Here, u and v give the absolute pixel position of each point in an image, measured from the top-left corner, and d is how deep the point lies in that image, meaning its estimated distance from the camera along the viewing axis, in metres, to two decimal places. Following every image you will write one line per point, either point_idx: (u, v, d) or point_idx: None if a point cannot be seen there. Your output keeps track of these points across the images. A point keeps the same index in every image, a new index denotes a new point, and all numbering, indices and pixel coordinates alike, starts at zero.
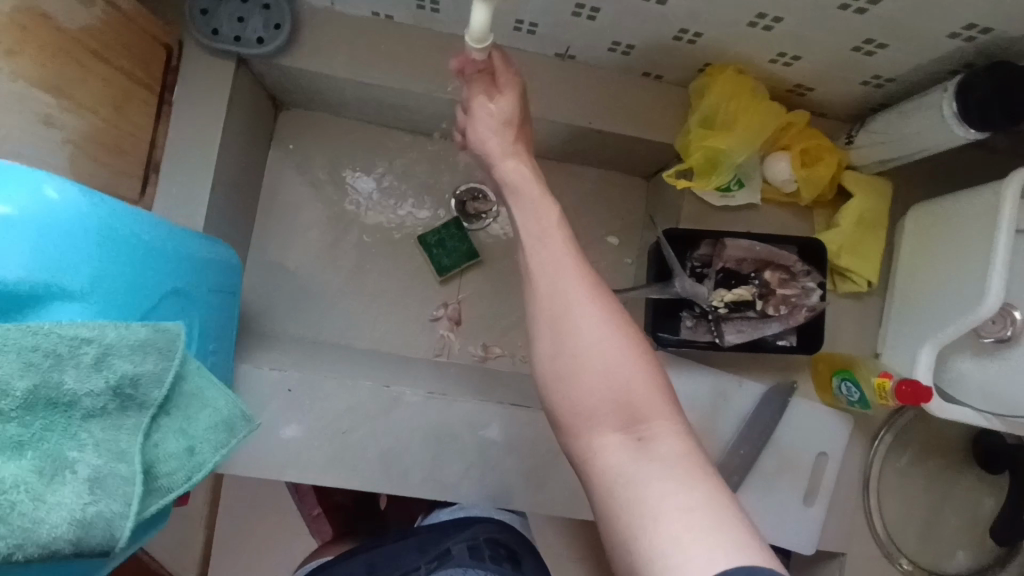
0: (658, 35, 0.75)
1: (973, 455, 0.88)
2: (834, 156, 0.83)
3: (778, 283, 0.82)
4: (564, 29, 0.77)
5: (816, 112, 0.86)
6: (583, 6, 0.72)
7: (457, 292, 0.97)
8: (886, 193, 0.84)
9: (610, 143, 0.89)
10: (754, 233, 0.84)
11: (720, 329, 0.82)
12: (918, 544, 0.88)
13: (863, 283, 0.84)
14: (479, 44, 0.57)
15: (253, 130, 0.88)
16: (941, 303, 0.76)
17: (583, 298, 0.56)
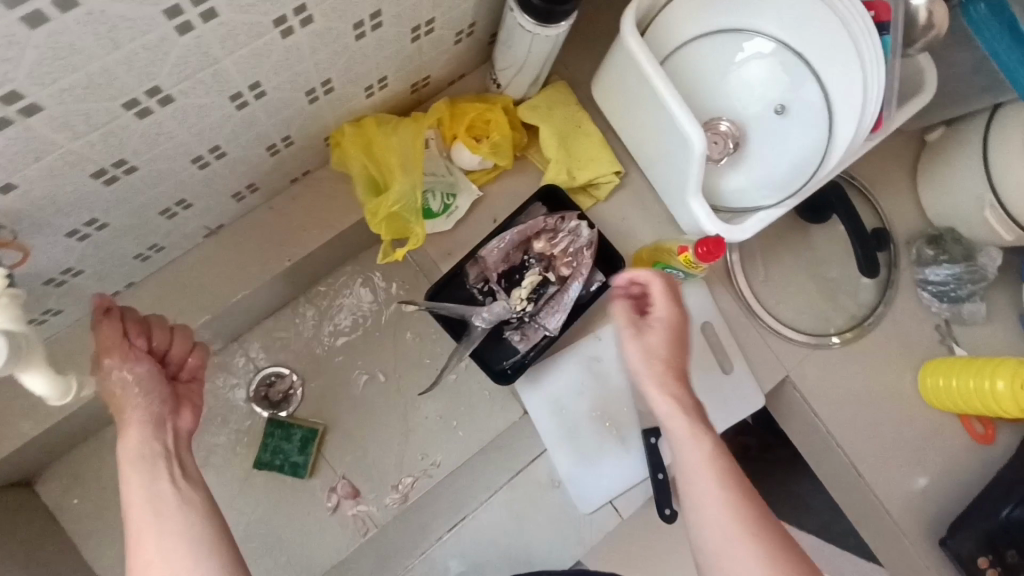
0: (258, 162, 0.69)
1: (800, 214, 0.93)
2: (497, 108, 0.80)
3: (551, 245, 0.78)
4: (178, 228, 0.69)
5: (452, 81, 0.82)
6: (169, 208, 0.65)
7: (334, 470, 0.88)
8: (563, 95, 0.83)
9: (326, 253, 0.82)
10: (498, 223, 0.80)
11: (542, 321, 0.77)
12: (827, 310, 0.93)
13: (613, 176, 0.83)
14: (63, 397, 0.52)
15: (32, 534, 0.73)
16: (667, 154, 0.76)
17: (740, 549, 0.52)
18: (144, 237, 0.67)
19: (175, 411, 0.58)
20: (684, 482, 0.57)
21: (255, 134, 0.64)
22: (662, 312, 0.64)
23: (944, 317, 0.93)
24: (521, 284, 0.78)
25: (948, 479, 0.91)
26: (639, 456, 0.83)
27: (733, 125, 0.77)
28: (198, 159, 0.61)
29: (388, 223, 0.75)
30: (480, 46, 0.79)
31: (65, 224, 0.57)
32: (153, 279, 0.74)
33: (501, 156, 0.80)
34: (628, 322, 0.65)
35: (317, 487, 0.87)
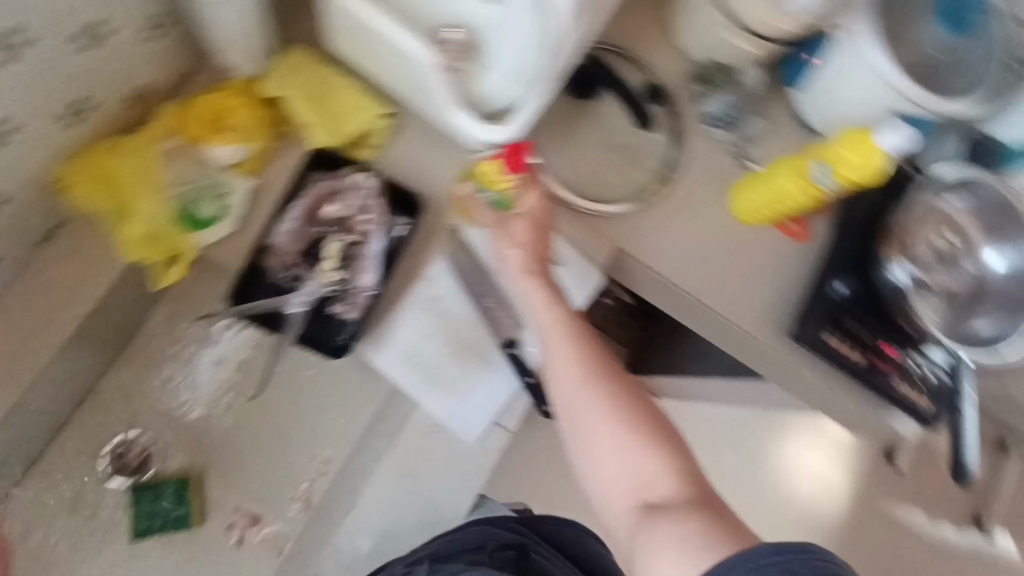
0: None
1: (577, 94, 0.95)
2: (231, 91, 0.76)
3: (339, 207, 0.76)
4: None
5: (180, 80, 0.77)
6: None
7: (225, 506, 0.85)
8: (298, 55, 0.78)
9: (114, 300, 0.76)
10: (278, 204, 0.76)
11: (359, 283, 0.76)
12: (630, 173, 0.97)
13: (382, 119, 0.79)
14: None
15: None
16: (413, 80, 0.74)
17: (590, 398, 0.65)
18: None
19: None
20: (546, 346, 0.70)
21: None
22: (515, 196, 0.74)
23: (735, 144, 0.99)
24: (325, 256, 0.76)
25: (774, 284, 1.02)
26: (509, 372, 0.86)
27: (464, 33, 0.73)
28: None
29: (149, 249, 0.73)
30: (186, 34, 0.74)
31: None
32: None
33: (255, 136, 0.75)
34: (494, 217, 0.75)
35: (214, 528, 0.84)
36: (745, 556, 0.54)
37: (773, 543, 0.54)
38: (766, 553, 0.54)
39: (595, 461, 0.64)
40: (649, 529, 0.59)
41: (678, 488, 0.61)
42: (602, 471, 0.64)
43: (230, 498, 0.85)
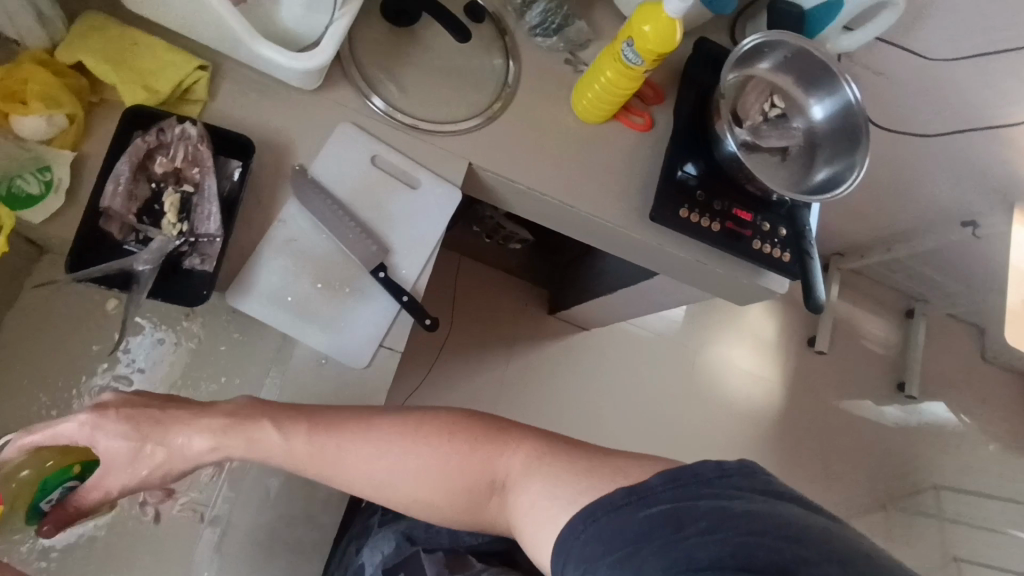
0: None
1: (403, 26, 0.98)
2: (26, 63, 0.75)
3: (169, 162, 0.78)
4: None
5: None
6: None
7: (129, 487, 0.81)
8: (95, 23, 0.79)
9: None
10: (102, 166, 0.75)
11: (206, 231, 0.77)
12: (476, 89, 1.00)
13: (196, 70, 0.81)
14: None
15: None
16: (210, 21, 0.76)
17: (359, 462, 0.74)
18: None
19: None
20: (280, 459, 0.75)
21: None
22: (126, 453, 0.74)
23: (566, 50, 1.05)
24: (165, 212, 0.77)
25: None
26: (381, 296, 0.88)
27: None
28: None
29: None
30: None
31: None
32: None
33: (63, 103, 0.75)
34: (130, 464, 0.74)
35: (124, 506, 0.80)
36: (592, 513, 0.62)
37: (626, 487, 0.62)
38: (622, 500, 0.61)
39: (439, 509, 0.75)
40: (518, 500, 0.70)
41: (484, 459, 0.73)
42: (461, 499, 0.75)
43: None
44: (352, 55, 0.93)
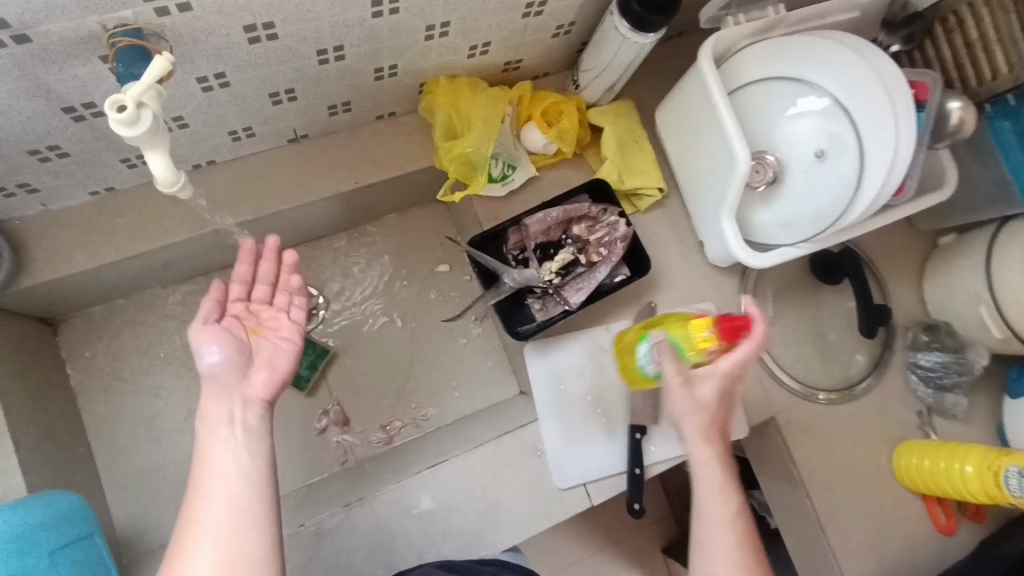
0: (88, 128, 0.73)
1: (606, 101, 1.00)
2: (459, 93, 0.91)
3: (535, 231, 0.95)
4: (20, 172, 0.76)
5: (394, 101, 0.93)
6: (40, 150, 0.74)
7: (328, 396, 1.05)
8: (458, 87, 0.91)
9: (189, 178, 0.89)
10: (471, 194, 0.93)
11: (562, 295, 0.93)
12: (655, 175, 1.01)
13: (416, 89, 0.91)
14: (171, 180, 0.58)
15: None
16: (431, 48, 0.83)
17: (724, 493, 0.80)
18: None
19: (246, 381, 0.68)
20: (712, 487, 0.80)
21: (21, 87, 0.62)
22: (214, 443, 0.64)
23: None
24: (553, 258, 0.95)
25: (756, 287, 1.07)
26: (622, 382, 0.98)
27: None
28: (126, 162, 0.82)
29: (454, 171, 0.90)
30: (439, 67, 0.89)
31: None
32: (33, 221, 0.86)
33: (314, 89, 0.82)
34: (231, 414, 0.66)
35: (312, 409, 1.04)
36: None
37: None
38: None
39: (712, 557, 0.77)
40: None
41: (741, 537, 0.78)
42: (706, 533, 0.79)
43: (336, 394, 1.06)
44: (557, 110, 0.97)
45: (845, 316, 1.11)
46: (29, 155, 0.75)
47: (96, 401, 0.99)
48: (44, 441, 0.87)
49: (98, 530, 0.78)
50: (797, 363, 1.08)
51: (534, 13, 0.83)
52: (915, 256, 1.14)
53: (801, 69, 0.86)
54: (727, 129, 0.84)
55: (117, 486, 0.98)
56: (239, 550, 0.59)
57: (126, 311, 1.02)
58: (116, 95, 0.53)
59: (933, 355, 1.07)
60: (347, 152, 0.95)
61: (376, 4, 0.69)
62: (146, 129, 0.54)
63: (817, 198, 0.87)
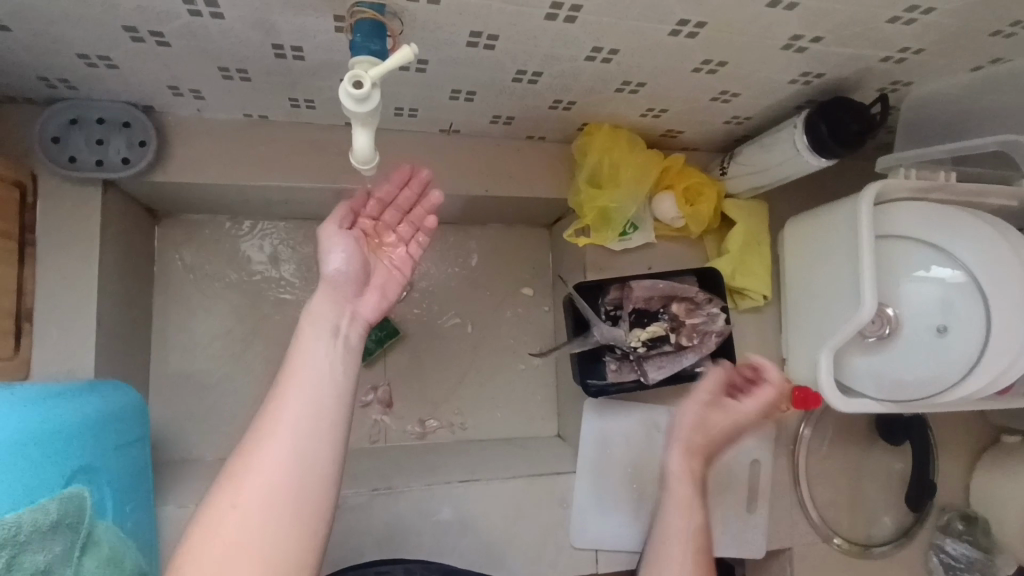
0: (279, 66, 0.73)
1: (744, 196, 1.00)
2: (617, 144, 0.91)
3: (642, 295, 0.95)
4: (200, 82, 0.77)
5: (551, 131, 0.94)
6: (229, 70, 0.74)
7: (381, 374, 1.06)
8: (617, 138, 0.91)
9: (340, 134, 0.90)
10: (593, 243, 0.95)
11: (642, 367, 0.94)
12: (766, 281, 1.01)
13: (578, 126, 0.92)
14: (365, 158, 0.60)
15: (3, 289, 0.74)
16: (614, 100, 0.83)
17: (679, 525, 0.88)
18: (167, 73, 0.75)
19: (360, 297, 0.69)
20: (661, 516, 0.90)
21: (252, 18, 0.63)
22: (304, 352, 0.62)
23: None
24: (645, 327, 0.95)
25: (817, 419, 1.07)
26: (663, 465, 1.00)
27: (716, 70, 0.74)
28: (294, 102, 0.83)
29: (588, 217, 0.92)
30: (609, 115, 0.89)
31: (96, 46, 0.68)
32: (185, 123, 0.87)
33: (492, 98, 0.83)
34: (334, 324, 0.65)
35: (364, 381, 1.05)
36: None
37: None
38: None
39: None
40: None
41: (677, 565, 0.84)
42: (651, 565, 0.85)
43: (389, 374, 1.07)
44: (698, 189, 0.98)
45: (889, 476, 1.11)
46: (216, 70, 0.75)
47: (169, 302, 1.00)
48: (118, 331, 0.88)
49: (148, 437, 0.79)
50: (829, 504, 1.08)
51: (722, 100, 0.84)
52: (973, 442, 1.14)
53: (948, 237, 0.85)
54: (862, 272, 0.84)
55: (160, 388, 0.99)
56: (309, 462, 0.57)
57: (226, 229, 1.03)
58: (356, 71, 0.53)
59: (961, 545, 1.07)
60: (490, 159, 0.96)
61: (594, 51, 0.70)
62: (369, 111, 0.55)
63: (922, 366, 0.86)
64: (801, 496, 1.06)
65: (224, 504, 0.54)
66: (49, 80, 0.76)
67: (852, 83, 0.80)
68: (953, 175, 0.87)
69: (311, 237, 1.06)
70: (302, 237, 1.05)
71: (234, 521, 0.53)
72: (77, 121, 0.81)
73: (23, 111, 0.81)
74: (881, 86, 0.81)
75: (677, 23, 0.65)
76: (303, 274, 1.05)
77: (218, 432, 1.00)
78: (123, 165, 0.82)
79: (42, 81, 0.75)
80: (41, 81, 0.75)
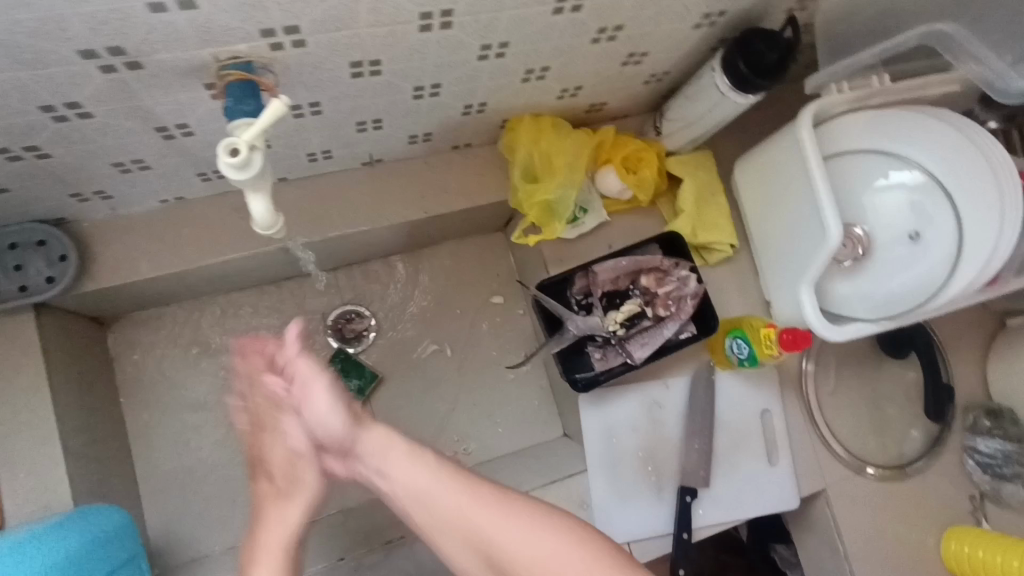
0: (170, 146, 0.70)
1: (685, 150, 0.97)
2: (542, 133, 0.88)
3: (608, 276, 0.92)
4: (99, 182, 0.74)
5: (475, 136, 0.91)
6: (122, 163, 0.71)
7: (372, 421, 1.03)
8: (541, 127, 0.88)
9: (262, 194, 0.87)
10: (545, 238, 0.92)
11: (626, 348, 0.91)
12: (730, 229, 0.98)
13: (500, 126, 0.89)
14: (272, 222, 0.57)
15: None
16: (524, 90, 0.80)
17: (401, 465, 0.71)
18: (62, 183, 0.72)
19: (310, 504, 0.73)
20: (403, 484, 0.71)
21: (121, 107, 0.60)
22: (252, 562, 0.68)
23: None
24: (619, 308, 0.92)
25: (818, 352, 1.05)
26: (674, 440, 0.97)
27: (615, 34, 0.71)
28: (202, 176, 0.80)
29: (533, 213, 0.90)
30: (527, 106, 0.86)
31: None
32: (102, 224, 0.84)
33: (400, 120, 0.79)
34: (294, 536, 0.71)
35: None
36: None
37: None
38: None
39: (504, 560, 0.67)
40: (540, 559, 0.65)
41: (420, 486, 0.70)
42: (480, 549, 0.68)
43: (380, 418, 1.04)
44: (638, 156, 0.95)
45: (904, 389, 1.08)
46: (111, 167, 0.72)
47: (140, 405, 0.97)
48: (90, 451, 0.85)
49: (141, 552, 0.78)
50: (852, 434, 1.05)
51: (634, 62, 0.80)
52: (981, 334, 1.11)
53: (900, 143, 0.83)
54: (820, 198, 0.82)
55: (153, 494, 0.96)
56: None
57: (179, 317, 1.00)
58: (228, 138, 0.51)
59: (993, 441, 1.03)
60: (421, 180, 0.93)
61: (483, 49, 0.67)
62: (254, 176, 0.52)
63: (905, 277, 0.83)
64: (821, 433, 1.03)
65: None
66: None
67: (759, 12, 0.77)
68: (886, 77, 0.85)
69: (267, 302, 1.03)
70: (257, 305, 1.02)
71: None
72: None
73: None
74: (789, 7, 0.78)
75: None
76: (268, 342, 1.02)
77: (222, 522, 0.97)
78: (47, 284, 0.79)
79: None
80: None
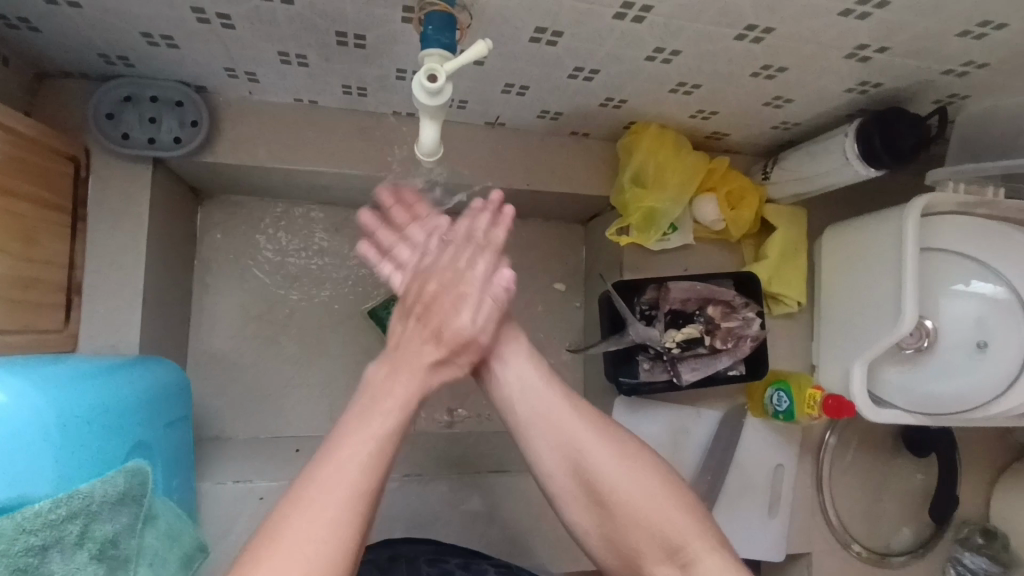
0: (337, 52, 0.73)
1: (784, 202, 1.00)
2: (663, 144, 0.91)
3: (679, 297, 0.95)
4: (258, 65, 0.77)
5: (595, 131, 0.94)
6: (288, 56, 0.74)
7: None
8: (662, 139, 0.91)
9: (389, 122, 0.91)
10: (635, 243, 0.95)
11: (676, 368, 0.95)
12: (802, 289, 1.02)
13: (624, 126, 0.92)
14: (430, 152, 0.61)
15: (54, 263, 0.75)
16: (666, 100, 0.83)
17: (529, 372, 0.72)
18: (226, 57, 0.75)
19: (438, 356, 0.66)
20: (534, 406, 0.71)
21: (320, 4, 0.63)
22: (376, 402, 0.62)
23: None
24: (680, 329, 0.95)
25: (842, 427, 1.08)
26: (688, 465, 1.01)
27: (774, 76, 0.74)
28: (346, 88, 0.83)
29: (631, 217, 0.92)
30: (659, 116, 0.89)
31: (158, 26, 0.68)
32: (236, 104, 0.87)
33: (544, 93, 0.82)
34: (438, 355, 0.66)
35: None
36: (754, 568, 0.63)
37: None
38: None
39: (607, 497, 0.66)
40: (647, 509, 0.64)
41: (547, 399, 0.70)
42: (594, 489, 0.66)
43: None
44: (741, 194, 0.98)
45: (910, 487, 1.11)
46: (275, 56, 0.75)
47: (208, 281, 1.01)
48: (160, 309, 0.89)
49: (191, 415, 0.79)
50: (849, 511, 1.09)
51: (774, 105, 0.83)
52: (999, 460, 1.14)
53: (996, 254, 0.85)
54: (904, 284, 0.84)
55: (196, 366, 1.00)
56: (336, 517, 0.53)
57: (267, 211, 1.03)
58: (426, 65, 0.54)
59: (979, 559, 1.07)
60: (535, 153, 0.95)
61: (656, 52, 0.70)
62: (439, 106, 0.55)
63: (959, 381, 0.86)
64: (822, 502, 1.07)
65: (287, 524, 0.52)
66: (108, 56, 0.76)
67: (910, 95, 0.79)
68: (1001, 191, 0.88)
69: (350, 223, 1.06)
70: (340, 223, 1.06)
71: (290, 547, 0.50)
72: (130, 99, 0.82)
73: (80, 86, 0.82)
74: (937, 99, 0.81)
75: (745, 28, 0.65)
76: (340, 260, 1.06)
77: (250, 412, 1.01)
78: (174, 144, 0.82)
79: (100, 58, 0.76)
80: (100, 57, 0.76)
